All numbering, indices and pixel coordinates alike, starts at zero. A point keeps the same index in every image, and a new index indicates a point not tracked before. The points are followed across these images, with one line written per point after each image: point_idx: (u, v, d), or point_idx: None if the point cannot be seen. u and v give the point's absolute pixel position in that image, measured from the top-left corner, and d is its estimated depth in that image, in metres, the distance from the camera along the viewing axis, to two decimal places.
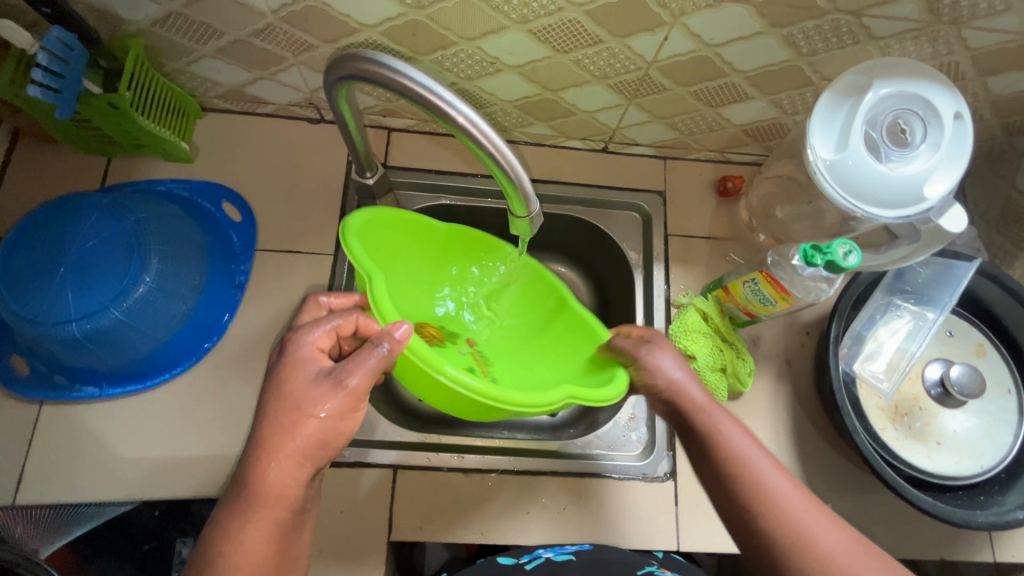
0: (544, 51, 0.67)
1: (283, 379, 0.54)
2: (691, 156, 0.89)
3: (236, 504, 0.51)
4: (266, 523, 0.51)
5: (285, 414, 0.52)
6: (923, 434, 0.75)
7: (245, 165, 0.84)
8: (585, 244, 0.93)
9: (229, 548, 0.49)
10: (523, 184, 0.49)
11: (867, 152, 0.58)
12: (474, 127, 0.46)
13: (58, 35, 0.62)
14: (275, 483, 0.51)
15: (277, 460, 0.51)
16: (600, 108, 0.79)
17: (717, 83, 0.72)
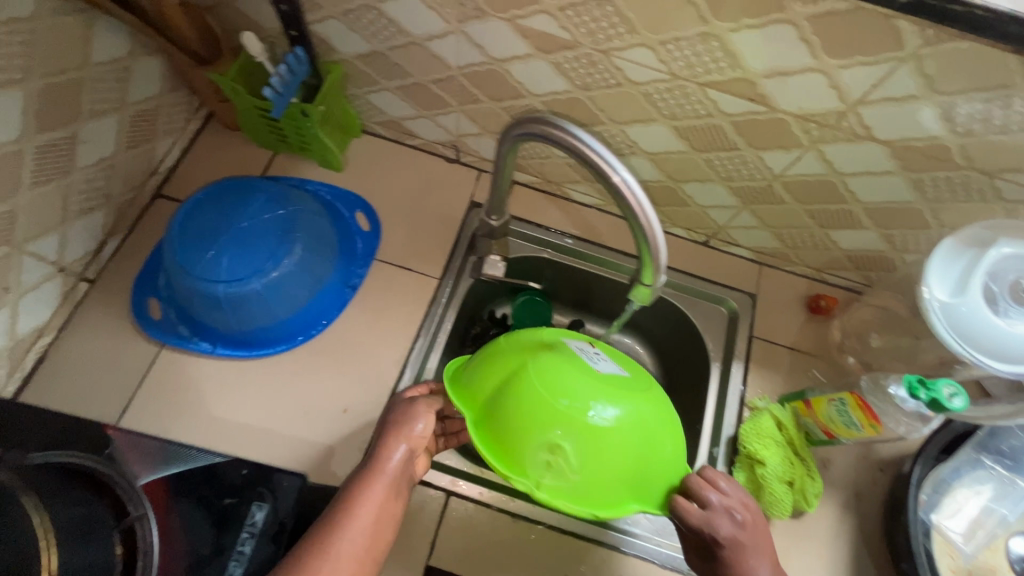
0: (682, 147, 0.74)
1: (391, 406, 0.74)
2: (788, 267, 0.93)
3: (342, 503, 0.62)
4: (377, 493, 0.63)
5: (392, 432, 0.68)
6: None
7: (383, 184, 0.94)
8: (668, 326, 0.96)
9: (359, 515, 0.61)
10: (658, 248, 0.55)
11: (981, 299, 0.60)
12: (627, 188, 0.52)
13: (300, 57, 0.76)
14: (382, 480, 0.64)
15: (383, 473, 0.65)
16: (715, 205, 0.84)
17: (835, 208, 0.76)
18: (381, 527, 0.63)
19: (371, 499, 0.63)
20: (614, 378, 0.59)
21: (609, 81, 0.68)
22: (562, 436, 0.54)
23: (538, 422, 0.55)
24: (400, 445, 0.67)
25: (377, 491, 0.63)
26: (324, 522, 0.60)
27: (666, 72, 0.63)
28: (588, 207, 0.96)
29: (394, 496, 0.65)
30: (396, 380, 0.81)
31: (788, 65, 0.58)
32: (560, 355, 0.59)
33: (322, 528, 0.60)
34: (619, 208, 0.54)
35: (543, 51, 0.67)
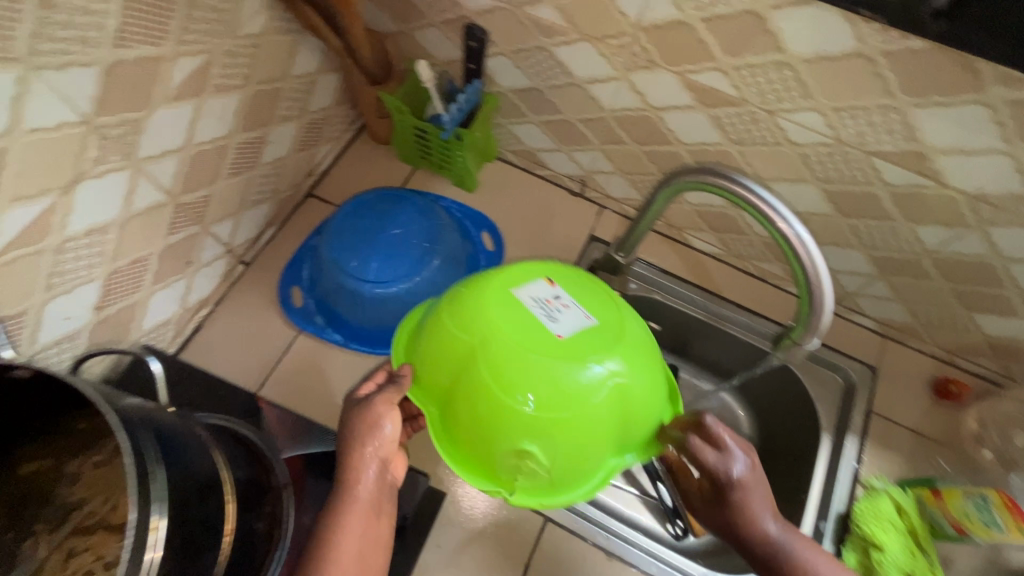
0: (828, 210, 0.74)
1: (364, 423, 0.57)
2: (916, 345, 0.89)
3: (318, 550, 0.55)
4: (356, 524, 0.56)
5: (356, 445, 0.57)
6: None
7: (510, 209, 0.99)
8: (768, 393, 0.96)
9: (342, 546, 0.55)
10: (823, 300, 0.55)
11: None
12: (799, 240, 0.53)
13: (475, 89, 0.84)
14: (364, 509, 0.57)
15: (361, 501, 0.57)
16: (848, 271, 0.82)
17: (988, 291, 0.73)
18: (364, 559, 0.57)
19: (354, 539, 0.56)
20: (553, 349, 0.51)
21: (767, 139, 0.69)
22: (510, 439, 0.51)
23: (495, 425, 0.51)
24: (369, 461, 0.57)
25: (353, 529, 0.56)
26: (307, 572, 0.54)
27: (833, 138, 0.64)
28: (706, 255, 0.96)
29: (376, 517, 0.58)
30: None
31: (970, 144, 0.58)
32: (518, 332, 0.52)
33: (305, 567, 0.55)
34: (787, 258, 0.54)
35: (705, 105, 0.69)
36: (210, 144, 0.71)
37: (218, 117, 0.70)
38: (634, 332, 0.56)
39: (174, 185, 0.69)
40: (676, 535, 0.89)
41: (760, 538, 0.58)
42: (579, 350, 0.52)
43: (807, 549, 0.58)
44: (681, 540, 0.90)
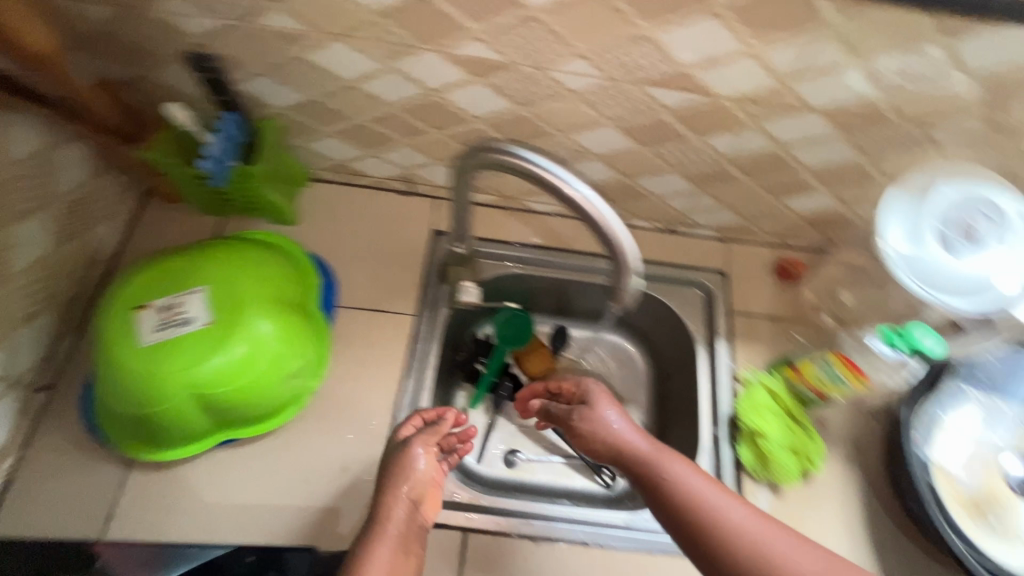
0: (630, 144, 0.75)
1: (399, 460, 0.69)
2: (753, 240, 0.96)
3: (362, 548, 0.62)
4: (387, 549, 0.63)
5: (397, 479, 0.68)
6: (1005, 531, 0.74)
7: (340, 229, 0.92)
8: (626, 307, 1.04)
9: (373, 559, 0.61)
10: (627, 249, 0.56)
11: (937, 245, 0.62)
12: (585, 202, 0.54)
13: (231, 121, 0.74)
14: (393, 538, 0.64)
15: (393, 530, 0.64)
16: (672, 193, 0.86)
17: (786, 177, 0.78)
18: None
19: (380, 567, 0.61)
20: (204, 336, 0.69)
21: (549, 93, 0.68)
22: (277, 362, 0.74)
23: (265, 392, 0.73)
24: (402, 501, 0.67)
25: (385, 547, 0.63)
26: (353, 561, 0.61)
27: (604, 77, 0.64)
28: (550, 216, 0.96)
29: (411, 556, 0.64)
30: (389, 431, 0.80)
31: (718, 53, 0.60)
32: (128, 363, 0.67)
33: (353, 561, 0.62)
34: (580, 220, 0.55)
35: (480, 75, 0.67)
36: None
37: None
38: (208, 272, 0.74)
39: None
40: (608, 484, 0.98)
41: (633, 457, 0.67)
42: (239, 309, 0.72)
43: (698, 478, 0.62)
44: (612, 489, 0.99)
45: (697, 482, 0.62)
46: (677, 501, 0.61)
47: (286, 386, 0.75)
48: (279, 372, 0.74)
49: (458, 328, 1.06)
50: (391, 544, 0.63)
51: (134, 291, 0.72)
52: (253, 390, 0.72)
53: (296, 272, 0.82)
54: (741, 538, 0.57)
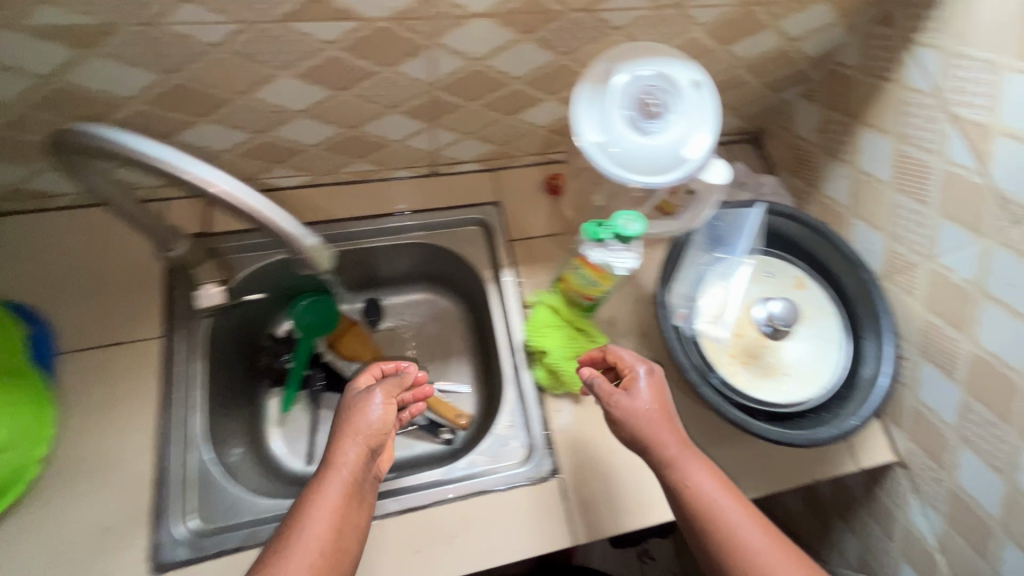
0: (323, 91, 0.68)
1: (354, 407, 0.68)
2: (519, 163, 0.94)
3: (311, 490, 0.61)
4: (338, 484, 0.61)
5: (355, 418, 0.67)
6: (772, 370, 0.82)
7: (44, 264, 0.79)
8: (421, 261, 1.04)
9: (320, 499, 0.60)
10: (290, 229, 0.54)
11: (625, 128, 0.64)
12: (223, 188, 0.49)
13: None
14: (343, 480, 0.62)
15: (342, 469, 0.62)
16: (407, 134, 0.81)
17: (504, 92, 0.75)
18: (344, 521, 0.60)
19: (330, 506, 0.59)
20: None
21: (186, 52, 0.59)
22: None
23: None
24: (358, 446, 0.64)
25: (336, 487, 0.61)
26: (307, 497, 0.60)
27: (232, 22, 0.56)
28: (300, 189, 0.88)
29: (363, 505, 0.63)
30: (156, 472, 0.71)
31: None
32: None
33: (304, 497, 0.61)
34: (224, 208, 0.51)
35: (88, 46, 0.56)
36: None
37: None
38: None
39: None
40: (445, 440, 0.99)
41: (657, 456, 0.64)
42: None
43: (718, 488, 0.61)
44: (454, 443, 0.99)
45: (724, 501, 0.61)
46: (695, 508, 0.61)
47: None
48: None
49: (250, 331, 0.97)
50: (344, 481, 0.62)
51: None
52: None
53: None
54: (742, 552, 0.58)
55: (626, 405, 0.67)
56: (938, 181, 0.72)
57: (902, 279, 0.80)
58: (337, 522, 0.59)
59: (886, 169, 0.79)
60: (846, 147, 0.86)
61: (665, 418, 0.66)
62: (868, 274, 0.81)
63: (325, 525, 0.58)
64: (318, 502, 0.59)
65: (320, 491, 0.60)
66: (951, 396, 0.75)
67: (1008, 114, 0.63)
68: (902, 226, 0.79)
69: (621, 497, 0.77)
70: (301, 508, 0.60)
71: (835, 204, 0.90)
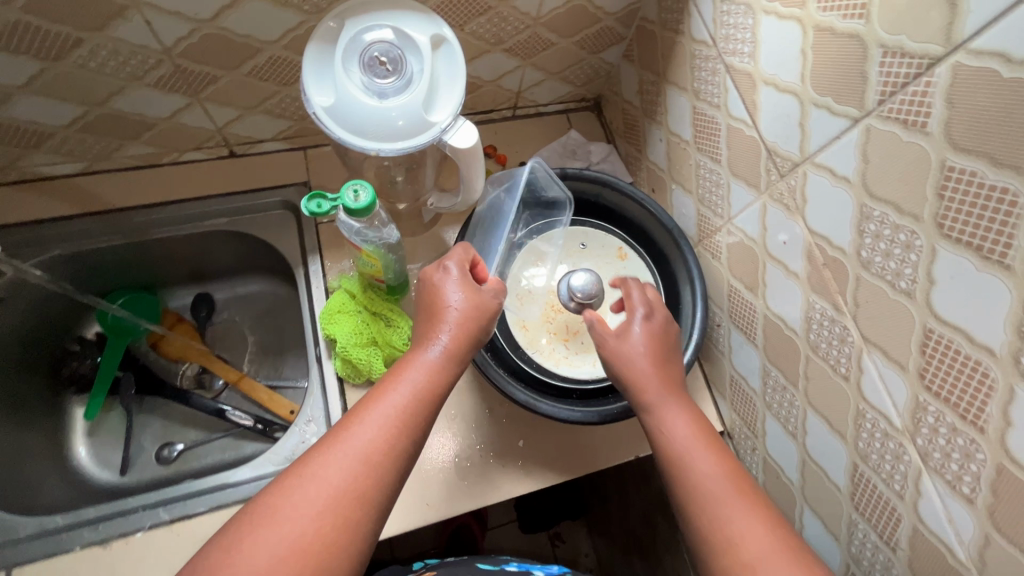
0: (33, 62, 0.61)
1: (433, 300, 0.60)
2: (328, 140, 0.88)
3: (373, 396, 0.54)
4: (367, 429, 0.51)
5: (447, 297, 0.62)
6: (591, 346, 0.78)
7: None
8: (246, 257, 0.94)
9: (344, 446, 0.50)
10: None
11: (358, 93, 0.57)
12: None
13: None
14: (441, 352, 0.57)
15: (441, 340, 0.58)
16: (173, 111, 0.74)
17: (262, 60, 0.69)
18: (375, 467, 0.50)
19: (346, 455, 0.49)
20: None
21: None
22: None
23: None
24: (422, 359, 0.56)
25: (453, 330, 0.58)
26: (332, 435, 0.52)
27: None
28: (76, 177, 0.81)
29: (420, 431, 0.54)
30: None
31: None
32: None
33: (316, 448, 0.51)
34: None
35: None
36: None
37: None
38: None
39: None
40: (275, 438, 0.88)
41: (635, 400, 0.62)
42: None
43: (712, 462, 0.56)
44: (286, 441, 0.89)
45: (717, 481, 0.55)
46: (683, 487, 0.56)
47: None
48: None
49: (51, 336, 0.90)
50: (387, 414, 0.52)
51: None
52: None
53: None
54: (732, 541, 0.51)
55: (620, 342, 0.65)
56: (724, 137, 0.68)
57: (710, 243, 0.77)
58: (419, 417, 0.54)
59: (687, 128, 0.75)
60: (659, 108, 0.82)
61: (654, 350, 0.64)
62: (682, 242, 0.77)
63: (352, 470, 0.49)
64: (345, 445, 0.50)
65: (376, 397, 0.54)
66: (753, 362, 0.72)
67: (765, 61, 0.59)
68: (705, 188, 0.75)
69: (417, 488, 0.73)
70: (349, 423, 0.52)
71: (656, 169, 0.86)
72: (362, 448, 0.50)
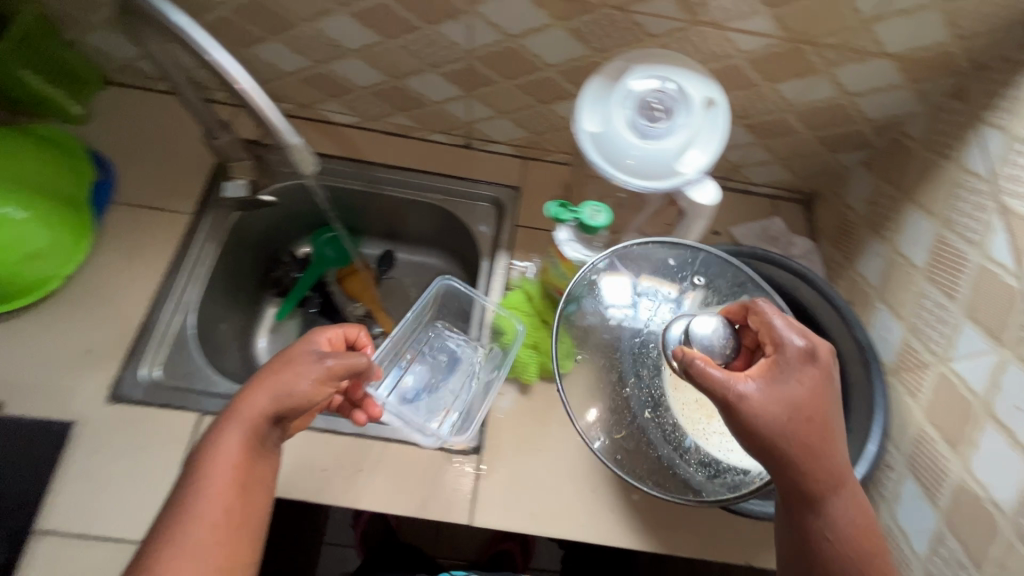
0: (374, 34, 0.76)
1: (277, 369, 0.59)
2: (548, 158, 0.96)
3: (187, 488, 0.55)
4: (218, 498, 0.55)
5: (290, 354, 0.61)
6: None
7: (130, 129, 0.93)
8: (440, 233, 1.05)
9: (202, 508, 0.54)
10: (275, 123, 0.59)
11: (621, 128, 0.63)
12: (224, 68, 0.55)
13: None
14: (244, 427, 0.57)
15: (246, 412, 0.57)
16: (446, 98, 0.86)
17: (537, 78, 0.78)
18: (233, 530, 0.55)
19: (206, 519, 0.54)
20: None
21: None
22: (20, 249, 0.75)
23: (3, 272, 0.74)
24: (238, 434, 0.57)
25: (262, 405, 0.58)
26: (179, 494, 0.55)
27: None
28: (350, 127, 0.96)
29: (255, 490, 0.58)
30: (142, 322, 0.81)
31: None
32: None
33: (174, 504, 0.55)
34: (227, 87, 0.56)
35: None
36: None
37: None
38: None
39: None
40: None
41: (782, 472, 0.54)
42: None
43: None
44: None
45: None
46: None
47: (25, 270, 0.76)
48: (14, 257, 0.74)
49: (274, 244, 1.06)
50: (222, 482, 0.56)
51: None
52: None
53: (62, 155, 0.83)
54: None
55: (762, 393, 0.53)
56: (970, 276, 0.63)
57: (910, 377, 0.70)
58: (237, 497, 0.56)
59: (922, 254, 0.71)
60: (890, 225, 0.78)
61: (825, 404, 0.54)
62: (877, 365, 0.72)
63: (213, 533, 0.54)
64: (193, 509, 0.54)
65: (205, 461, 0.56)
66: (925, 523, 0.64)
67: None
68: (922, 319, 0.70)
69: (527, 496, 0.75)
70: (176, 508, 0.55)
71: (864, 283, 0.82)
72: (189, 551, 0.52)
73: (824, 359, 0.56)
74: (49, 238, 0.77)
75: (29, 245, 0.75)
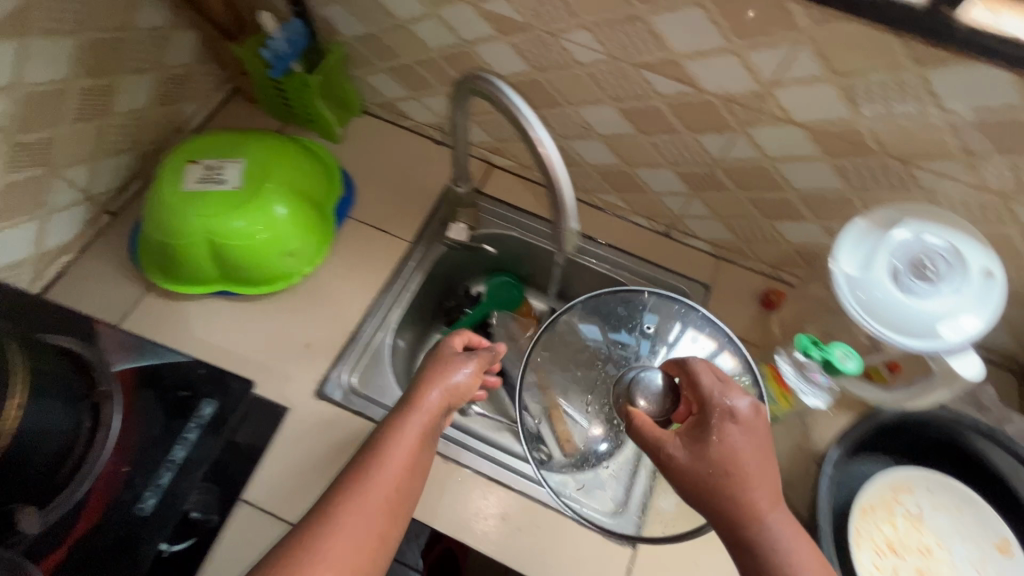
0: (630, 130, 0.81)
1: (441, 366, 0.69)
2: (745, 263, 0.96)
3: (345, 488, 0.58)
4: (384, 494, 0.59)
5: (403, 424, 0.63)
6: None
7: (373, 155, 1.04)
8: None
9: (372, 497, 0.58)
10: (564, 198, 0.61)
11: (885, 277, 0.62)
12: (541, 145, 0.59)
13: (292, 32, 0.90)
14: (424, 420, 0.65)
15: (422, 406, 0.65)
16: (668, 191, 0.89)
17: (775, 196, 0.80)
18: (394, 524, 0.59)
19: (371, 506, 0.58)
20: (231, 198, 0.84)
21: (560, 62, 0.76)
22: (282, 245, 0.86)
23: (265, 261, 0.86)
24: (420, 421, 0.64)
25: (438, 400, 0.66)
26: (349, 484, 0.59)
27: (605, 55, 0.72)
28: None
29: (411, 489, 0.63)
30: (352, 332, 0.90)
31: (706, 47, 0.65)
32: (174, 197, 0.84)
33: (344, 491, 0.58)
34: (536, 163, 0.60)
35: (503, 34, 0.77)
36: (49, 87, 0.76)
37: (46, 60, 0.75)
38: (253, 151, 0.89)
39: (5, 123, 0.73)
40: None
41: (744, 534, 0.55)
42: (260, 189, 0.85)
43: None
44: None
45: None
46: None
47: (281, 262, 0.87)
48: (276, 250, 0.86)
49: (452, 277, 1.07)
50: (398, 475, 0.60)
51: (235, 138, 0.91)
52: (254, 256, 0.85)
53: (325, 171, 0.96)
54: None
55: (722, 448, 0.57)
56: None
57: None
58: (398, 497, 0.60)
59: None
60: None
61: (754, 460, 0.57)
62: None
63: (378, 521, 0.58)
64: (371, 489, 0.59)
65: (385, 451, 0.61)
66: None
67: None
68: None
69: None
70: (342, 498, 0.58)
71: None
72: (358, 533, 0.56)
73: (744, 415, 0.59)
74: (303, 239, 0.89)
75: (289, 242, 0.87)
